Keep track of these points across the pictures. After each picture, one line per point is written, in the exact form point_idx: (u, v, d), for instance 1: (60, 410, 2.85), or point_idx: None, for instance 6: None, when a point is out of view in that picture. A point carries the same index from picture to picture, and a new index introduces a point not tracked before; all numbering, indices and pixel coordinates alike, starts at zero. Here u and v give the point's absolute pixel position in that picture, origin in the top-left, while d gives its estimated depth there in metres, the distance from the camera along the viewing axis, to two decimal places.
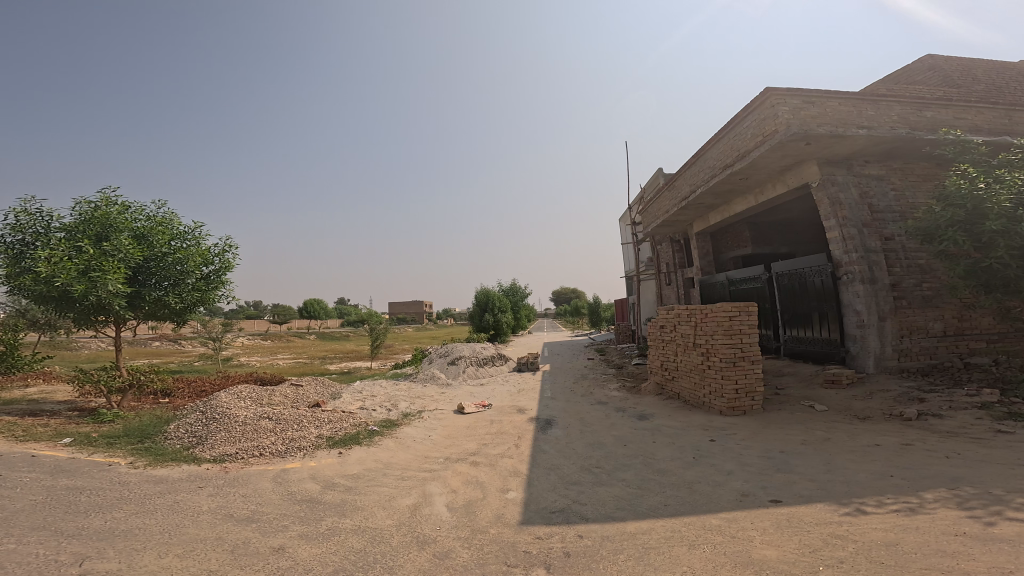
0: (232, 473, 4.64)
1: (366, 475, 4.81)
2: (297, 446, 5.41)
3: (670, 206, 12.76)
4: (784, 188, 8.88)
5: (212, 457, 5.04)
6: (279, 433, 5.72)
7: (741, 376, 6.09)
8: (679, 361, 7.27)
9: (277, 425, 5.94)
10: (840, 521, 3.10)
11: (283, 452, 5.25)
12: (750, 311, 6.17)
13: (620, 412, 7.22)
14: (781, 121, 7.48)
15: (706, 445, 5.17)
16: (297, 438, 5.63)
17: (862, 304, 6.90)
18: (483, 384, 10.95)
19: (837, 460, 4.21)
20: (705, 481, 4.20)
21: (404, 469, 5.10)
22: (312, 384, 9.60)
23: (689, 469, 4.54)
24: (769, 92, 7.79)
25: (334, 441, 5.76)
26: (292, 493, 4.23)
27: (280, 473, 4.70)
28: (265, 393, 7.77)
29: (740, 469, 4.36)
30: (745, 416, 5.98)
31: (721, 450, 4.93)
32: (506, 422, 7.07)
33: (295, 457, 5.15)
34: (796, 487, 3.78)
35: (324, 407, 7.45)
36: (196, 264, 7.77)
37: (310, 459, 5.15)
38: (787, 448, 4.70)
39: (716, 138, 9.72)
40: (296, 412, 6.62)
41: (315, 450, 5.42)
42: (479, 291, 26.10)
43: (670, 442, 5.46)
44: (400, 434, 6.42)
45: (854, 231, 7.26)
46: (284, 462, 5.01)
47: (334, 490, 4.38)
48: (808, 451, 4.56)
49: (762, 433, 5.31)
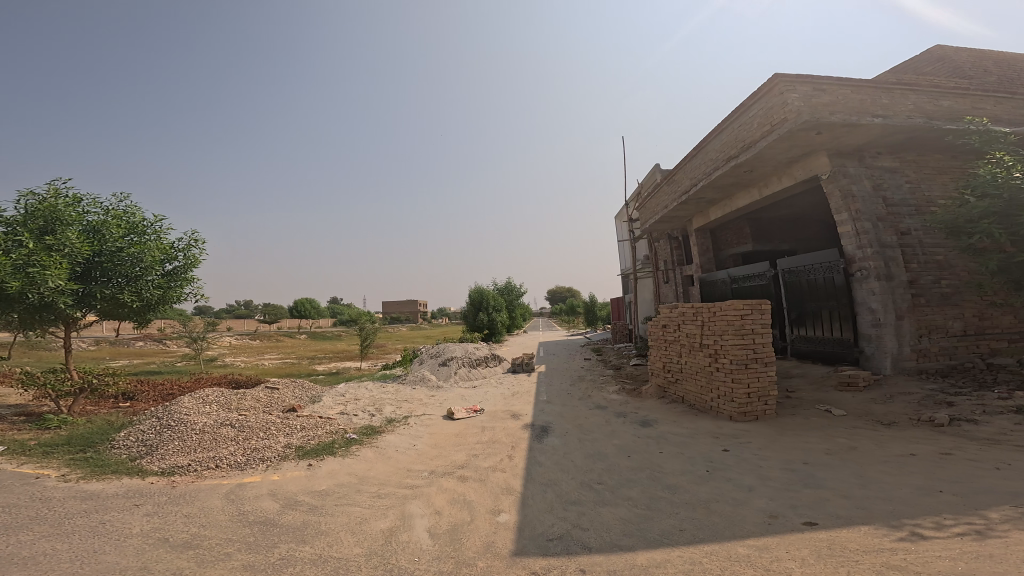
0: (179, 488, 4.05)
1: (336, 492, 4.25)
2: (260, 457, 4.82)
3: (669, 201, 12.28)
4: (790, 181, 8.46)
5: (160, 469, 4.45)
6: (243, 442, 5.13)
7: (753, 379, 5.61)
8: (683, 363, 6.79)
9: (242, 433, 5.36)
10: (893, 548, 2.64)
11: (243, 464, 4.67)
12: (761, 308, 5.68)
13: (621, 417, 6.73)
14: (790, 109, 7.04)
15: (719, 455, 4.70)
16: (262, 448, 5.04)
17: (877, 302, 6.47)
18: (476, 386, 10.39)
19: (870, 474, 3.76)
20: (724, 500, 3.70)
21: (381, 484, 4.55)
22: (290, 386, 8.99)
23: (704, 484, 4.06)
24: (778, 78, 7.36)
25: (304, 451, 5.18)
26: (244, 513, 3.67)
27: (235, 488, 4.11)
28: (236, 397, 7.16)
29: (761, 484, 3.89)
30: (757, 422, 5.52)
31: (736, 461, 4.45)
32: (499, 429, 6.53)
33: (255, 469, 4.57)
34: (829, 508, 3.30)
35: (300, 412, 6.85)
36: (157, 259, 7.18)
37: (274, 472, 4.57)
38: (810, 458, 4.25)
39: (719, 129, 9.25)
40: (265, 418, 6.03)
41: (281, 462, 4.84)
42: (478, 287, 26.14)
43: (679, 451, 4.99)
44: (382, 442, 5.85)
45: (868, 225, 6.81)
46: (243, 475, 4.43)
47: (296, 510, 3.82)
48: (836, 462, 4.10)
49: (780, 440, 4.86)
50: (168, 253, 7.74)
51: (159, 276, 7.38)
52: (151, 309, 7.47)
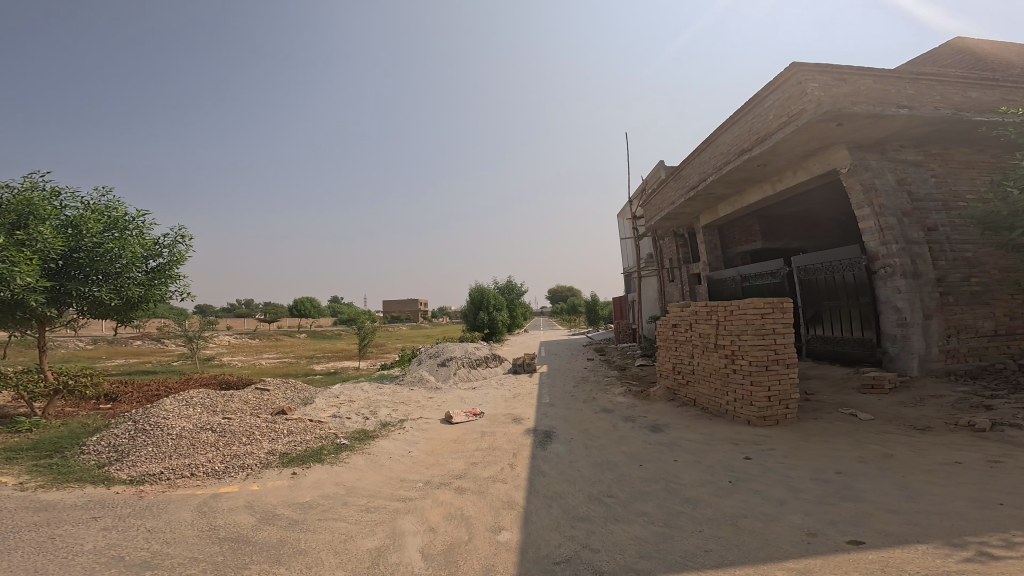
0: (146, 498, 3.68)
1: (320, 505, 3.87)
2: (239, 465, 4.45)
3: (676, 197, 11.85)
4: (806, 176, 8.06)
5: (129, 477, 4.07)
6: (223, 448, 4.76)
7: (774, 382, 5.22)
8: (694, 365, 6.41)
9: (223, 439, 4.99)
10: (961, 573, 2.29)
11: (221, 472, 4.30)
12: (783, 308, 5.29)
13: (629, 421, 6.35)
14: (810, 99, 6.66)
15: (740, 464, 4.32)
16: (243, 455, 4.67)
17: (903, 301, 6.07)
18: (475, 388, 9.98)
19: (915, 486, 3.39)
20: (753, 515, 3.34)
21: (371, 496, 4.17)
22: (281, 387, 8.62)
23: (728, 497, 3.69)
24: (796, 67, 6.99)
25: (289, 458, 4.80)
26: (215, 528, 3.30)
27: (208, 500, 3.73)
28: (222, 399, 6.79)
29: (793, 497, 3.53)
30: (778, 427, 5.13)
31: (760, 471, 4.08)
32: (499, 435, 6.15)
33: (233, 478, 4.19)
34: (875, 526, 2.93)
35: (288, 414, 6.48)
36: (139, 256, 6.93)
37: (254, 481, 4.20)
38: (843, 467, 3.88)
39: (731, 121, 8.84)
40: (250, 422, 5.66)
41: (263, 469, 4.47)
42: (477, 287, 25.71)
43: (695, 459, 4.61)
44: (374, 448, 5.47)
45: (893, 220, 6.41)
46: (218, 485, 4.05)
47: (274, 525, 3.44)
48: (873, 472, 3.73)
49: (805, 447, 4.48)
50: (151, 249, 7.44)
51: (142, 273, 7.07)
52: (132, 307, 7.22)
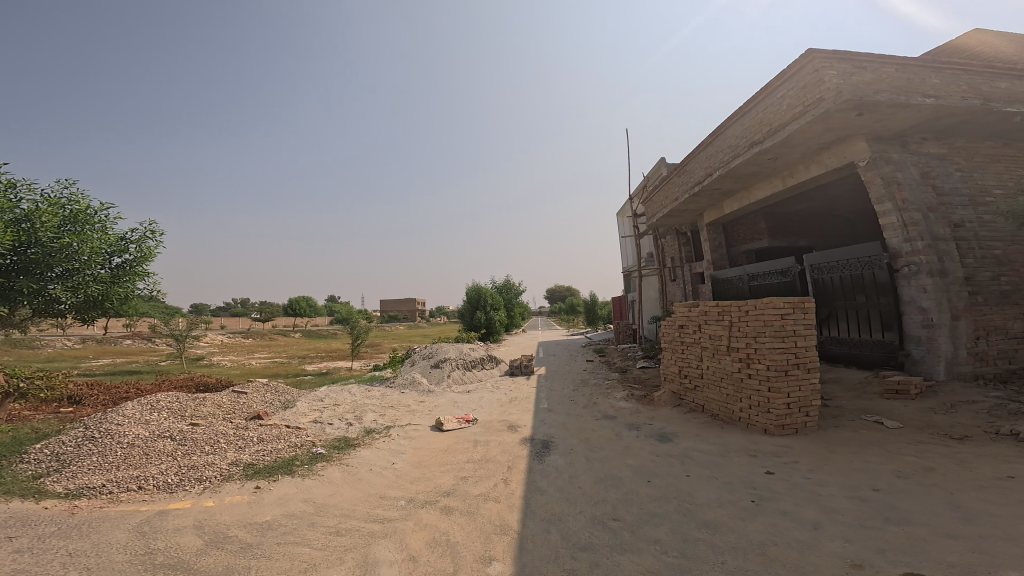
0: (78, 516, 3.24)
1: (283, 525, 3.40)
2: (195, 478, 3.99)
3: (679, 193, 11.39)
4: (820, 170, 7.63)
5: (64, 490, 3.60)
6: (180, 459, 4.30)
7: (794, 388, 4.76)
8: (704, 368, 5.95)
9: (182, 448, 4.53)
10: None
11: (173, 486, 3.84)
12: (805, 308, 4.82)
13: (634, 429, 5.88)
14: (828, 86, 6.23)
15: (763, 481, 3.86)
16: (202, 466, 4.21)
17: (929, 301, 5.64)
18: (470, 391, 9.50)
19: (970, 507, 2.94)
20: (785, 542, 2.88)
21: (344, 515, 3.69)
22: (262, 389, 8.12)
23: (753, 520, 3.23)
24: (813, 53, 6.54)
25: (255, 469, 4.34)
26: (150, 553, 2.85)
27: (150, 519, 3.29)
28: (193, 403, 6.30)
29: (827, 520, 3.08)
30: (799, 437, 4.68)
31: (786, 488, 3.63)
32: (493, 444, 5.67)
33: (186, 493, 3.74)
34: (933, 557, 2.49)
35: (262, 420, 6.00)
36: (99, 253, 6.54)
37: (209, 497, 3.74)
38: (880, 485, 3.43)
39: (740, 112, 8.38)
40: (217, 429, 5.19)
41: (222, 482, 4.01)
42: (473, 287, 25.16)
43: (710, 474, 4.15)
44: (353, 459, 4.98)
45: (918, 216, 5.97)
46: (166, 501, 3.61)
47: (223, 550, 2.98)
48: (916, 490, 3.28)
49: (833, 461, 4.02)
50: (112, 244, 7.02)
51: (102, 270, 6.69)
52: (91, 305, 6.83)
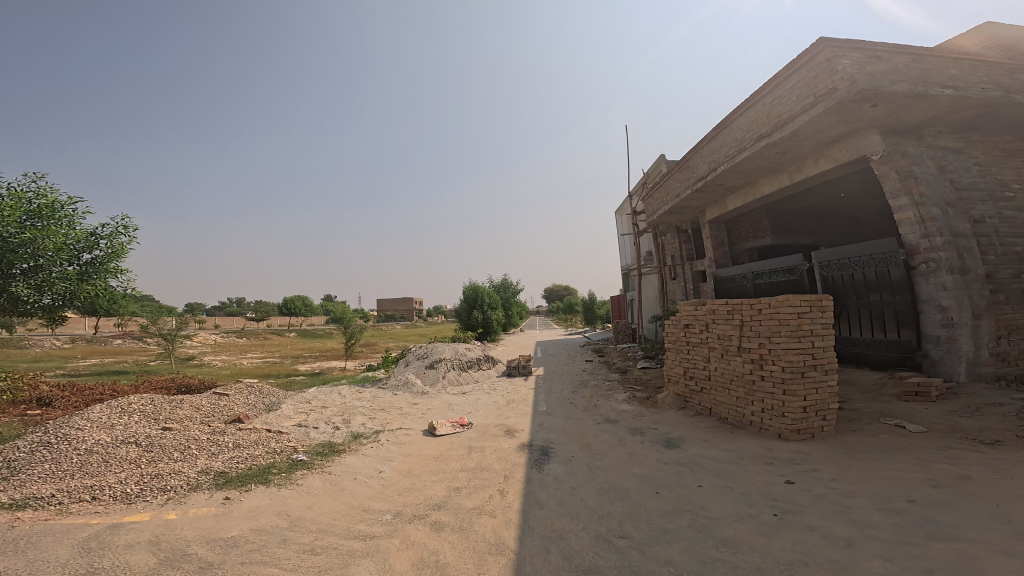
0: (19, 529, 2.95)
1: (251, 542, 3.06)
2: (158, 488, 3.70)
3: (680, 189, 11.09)
4: (830, 164, 7.34)
5: (8, 501, 3.30)
6: (144, 467, 4.00)
7: (811, 391, 4.45)
8: (711, 370, 5.65)
9: (148, 455, 4.23)
10: None
11: (132, 496, 3.55)
12: (822, 306, 4.50)
13: (638, 434, 5.56)
14: (841, 76, 5.92)
15: (783, 492, 3.55)
16: (168, 475, 3.92)
17: (949, 299, 5.37)
18: (465, 393, 9.14)
19: (1021, 520, 2.64)
20: (816, 563, 2.56)
21: (321, 529, 3.36)
22: (245, 391, 7.75)
23: (777, 537, 2.91)
24: (824, 42, 6.24)
25: (227, 478, 4.03)
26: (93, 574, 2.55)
27: (99, 534, 3.01)
28: (169, 406, 5.94)
29: (861, 536, 2.77)
30: (817, 444, 4.37)
31: (810, 501, 3.33)
32: (489, 451, 5.33)
33: (146, 504, 3.46)
34: None
35: (242, 425, 5.66)
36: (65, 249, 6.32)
37: (171, 509, 3.45)
38: (915, 496, 3.13)
39: (746, 104, 8.07)
40: (190, 435, 4.87)
41: (188, 492, 3.71)
42: (469, 285, 24.83)
43: (724, 485, 3.83)
44: (337, 466, 4.63)
45: (936, 211, 5.69)
46: (122, 513, 3.32)
47: (177, 571, 2.65)
48: (957, 501, 2.97)
49: (858, 471, 3.71)
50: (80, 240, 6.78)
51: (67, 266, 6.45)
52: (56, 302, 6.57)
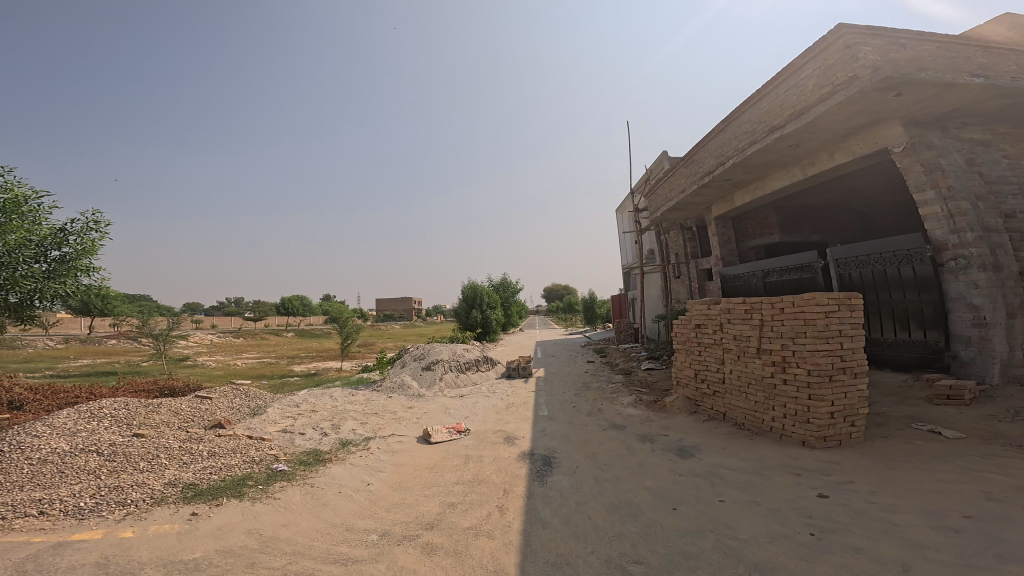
0: None
1: (214, 567, 2.70)
2: (116, 501, 3.35)
3: (685, 184, 10.73)
4: (846, 157, 6.98)
5: None
6: (104, 479, 3.65)
7: (839, 396, 4.10)
8: (725, 372, 5.29)
9: (110, 465, 3.88)
10: None
11: (85, 511, 3.20)
12: (852, 304, 4.13)
13: (648, 441, 5.19)
14: (862, 64, 5.55)
15: (817, 508, 3.22)
16: (130, 487, 3.56)
17: (981, 297, 5.03)
18: (463, 395, 8.75)
19: None
20: None
21: (297, 550, 3.00)
22: (229, 394, 7.36)
23: (819, 562, 2.58)
24: (843, 28, 5.86)
25: (197, 490, 3.67)
26: None
27: (37, 555, 2.67)
28: (143, 411, 5.56)
29: (918, 557, 2.51)
30: (847, 453, 4.01)
31: (853, 517, 3.03)
32: (488, 461, 4.96)
33: (99, 520, 3.11)
34: None
35: (222, 431, 5.29)
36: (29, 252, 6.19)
37: (128, 525, 3.10)
38: (972, 511, 2.89)
39: (757, 96, 7.71)
40: (161, 442, 4.52)
41: (150, 507, 3.36)
42: (467, 283, 24.42)
43: (750, 500, 3.48)
44: (320, 477, 4.25)
45: (966, 205, 5.37)
46: (71, 530, 2.97)
47: None
48: (1018, 516, 2.76)
49: (898, 484, 3.38)
50: (46, 239, 6.55)
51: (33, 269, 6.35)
52: (25, 302, 6.52)
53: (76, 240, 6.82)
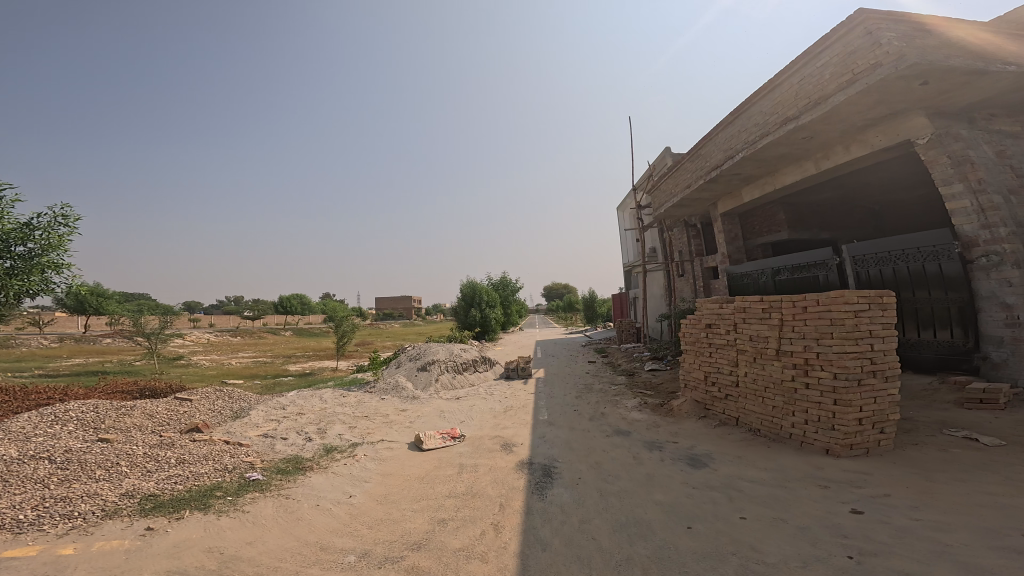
0: None
1: None
2: (61, 513, 2.98)
3: (689, 180, 10.35)
4: (864, 151, 6.61)
5: None
6: (52, 489, 3.27)
7: (869, 401, 3.74)
8: (739, 375, 4.93)
9: (61, 473, 3.52)
10: None
11: (23, 523, 2.83)
12: (882, 304, 3.78)
13: (657, 448, 4.83)
14: (886, 50, 5.18)
15: (853, 526, 2.86)
16: (80, 498, 3.20)
17: (1015, 296, 4.68)
18: (459, 398, 8.38)
19: None
20: None
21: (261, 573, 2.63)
22: (211, 395, 6.98)
23: None
24: (865, 13, 5.49)
25: (157, 502, 3.31)
26: None
27: None
28: (112, 414, 5.18)
29: None
30: (878, 464, 3.65)
31: (896, 537, 2.66)
32: (483, 471, 4.59)
33: (38, 535, 2.74)
34: None
35: (197, 436, 4.92)
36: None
37: (70, 541, 2.73)
38: None
39: (769, 87, 7.33)
40: (125, 449, 4.16)
41: (100, 520, 2.99)
42: (467, 283, 24.04)
43: (775, 516, 3.13)
44: (297, 488, 3.88)
45: (998, 199, 5.03)
46: (2, 547, 2.60)
47: None
48: None
49: (941, 498, 3.02)
50: (8, 235, 6.19)
51: None
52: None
53: (42, 235, 6.47)
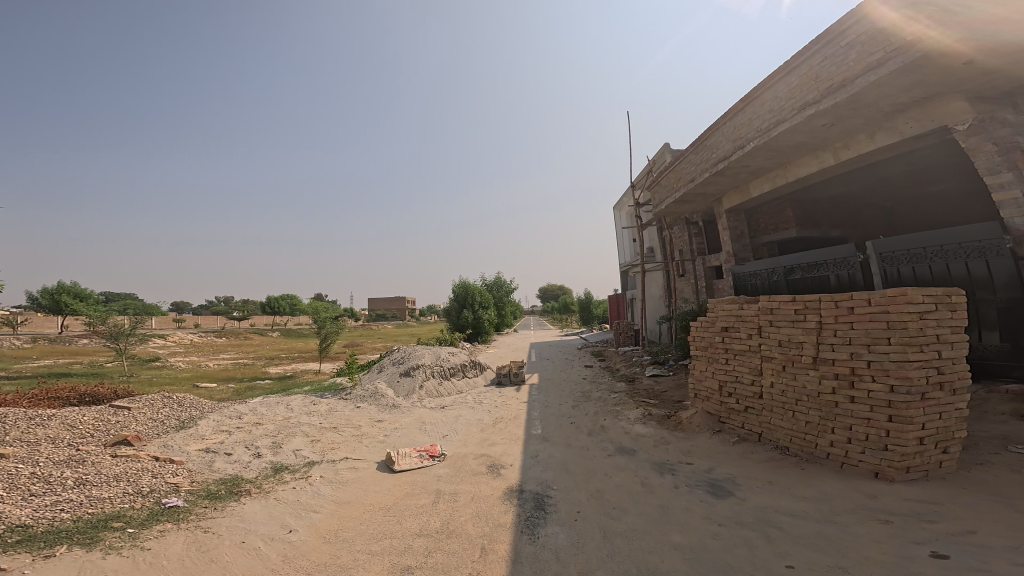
0: None
1: None
2: None
3: (693, 172, 9.67)
4: (891, 139, 6.00)
5: None
6: None
7: (934, 418, 3.08)
8: (765, 384, 4.24)
9: None
10: None
11: None
12: (953, 304, 3.15)
13: (669, 471, 4.11)
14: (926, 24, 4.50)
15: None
16: None
17: None
18: (444, 407, 7.58)
19: None
20: None
21: None
22: (159, 403, 6.17)
23: None
24: None
25: (24, 534, 2.59)
26: None
27: None
28: (21, 426, 4.37)
29: None
30: (947, 490, 2.96)
31: None
32: (462, 501, 3.84)
33: None
34: None
35: (118, 449, 4.15)
36: None
37: None
38: None
39: (788, 68, 6.64)
40: (12, 468, 3.41)
41: None
42: (461, 283, 23.25)
43: (832, 564, 2.42)
44: (224, 518, 3.13)
45: None
46: None
47: None
48: None
49: None
50: None
51: None
52: None
53: None
